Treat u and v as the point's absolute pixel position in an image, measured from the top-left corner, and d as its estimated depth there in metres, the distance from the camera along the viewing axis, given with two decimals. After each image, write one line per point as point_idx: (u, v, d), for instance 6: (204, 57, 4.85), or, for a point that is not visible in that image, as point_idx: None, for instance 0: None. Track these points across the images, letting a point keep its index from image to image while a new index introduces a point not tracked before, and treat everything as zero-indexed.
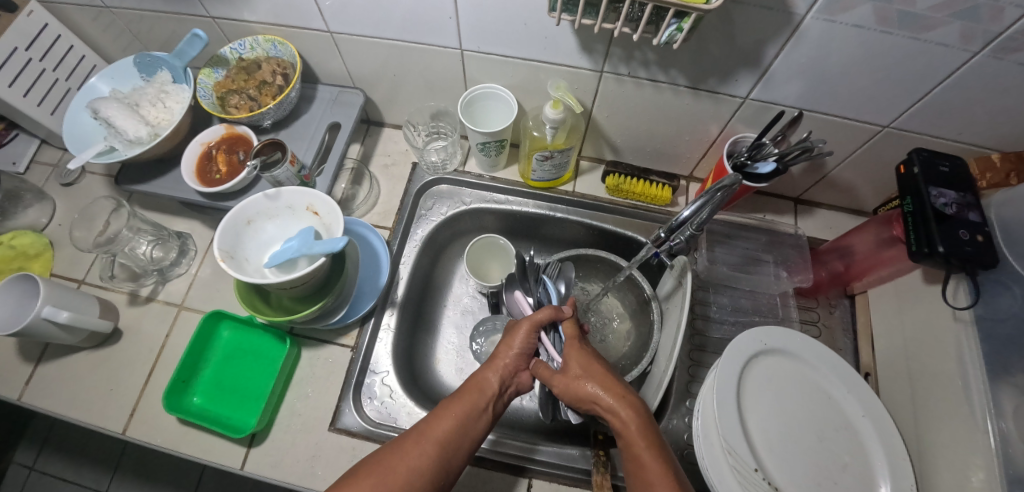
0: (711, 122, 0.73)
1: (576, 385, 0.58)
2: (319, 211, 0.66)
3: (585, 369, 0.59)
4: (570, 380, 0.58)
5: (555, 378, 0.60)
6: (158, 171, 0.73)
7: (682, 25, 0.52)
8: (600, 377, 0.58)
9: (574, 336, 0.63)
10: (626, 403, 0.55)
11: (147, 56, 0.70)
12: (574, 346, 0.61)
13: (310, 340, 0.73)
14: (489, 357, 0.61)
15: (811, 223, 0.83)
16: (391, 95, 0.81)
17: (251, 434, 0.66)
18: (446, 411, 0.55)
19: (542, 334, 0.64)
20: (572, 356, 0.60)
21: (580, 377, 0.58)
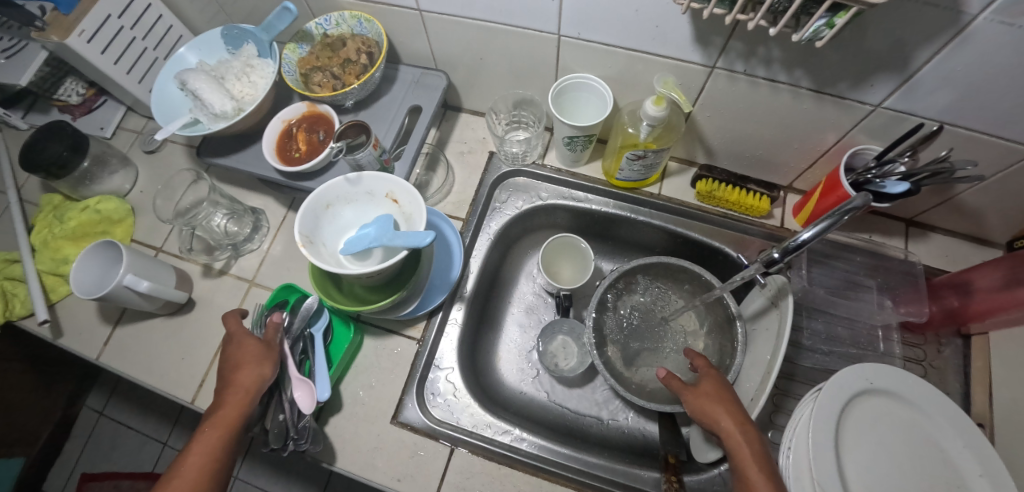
0: (828, 131, 0.65)
1: (709, 404, 0.56)
2: (400, 199, 0.62)
3: (720, 396, 0.57)
4: (701, 398, 0.57)
5: (687, 393, 0.59)
6: (239, 146, 0.73)
7: (834, 21, 0.45)
8: (733, 409, 0.55)
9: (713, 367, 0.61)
10: (750, 444, 0.51)
11: (237, 29, 0.69)
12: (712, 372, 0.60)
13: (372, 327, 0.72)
14: (240, 367, 0.58)
15: (924, 249, 0.74)
16: (474, 80, 0.77)
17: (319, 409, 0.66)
18: (237, 387, 0.56)
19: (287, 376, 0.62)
20: (710, 381, 0.59)
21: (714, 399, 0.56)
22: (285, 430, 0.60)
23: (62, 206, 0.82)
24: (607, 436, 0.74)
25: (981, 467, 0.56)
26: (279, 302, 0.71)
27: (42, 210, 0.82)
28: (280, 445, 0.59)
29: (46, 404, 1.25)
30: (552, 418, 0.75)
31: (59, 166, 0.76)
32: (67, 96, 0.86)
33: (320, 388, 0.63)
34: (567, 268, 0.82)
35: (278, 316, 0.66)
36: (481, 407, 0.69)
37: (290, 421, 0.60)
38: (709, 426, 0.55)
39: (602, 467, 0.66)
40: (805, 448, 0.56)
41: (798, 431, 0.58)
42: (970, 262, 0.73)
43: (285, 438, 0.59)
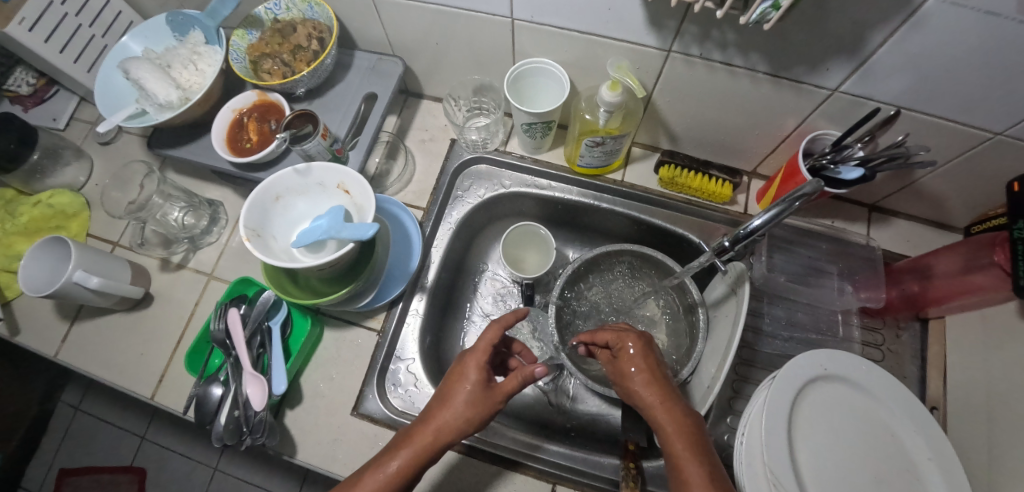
0: (788, 116, 0.65)
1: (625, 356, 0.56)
2: (351, 190, 0.60)
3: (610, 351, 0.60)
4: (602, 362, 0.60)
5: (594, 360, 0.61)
6: (191, 137, 0.71)
7: (779, 2, 0.44)
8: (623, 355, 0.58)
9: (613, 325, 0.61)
10: (671, 410, 0.49)
11: (181, 14, 0.66)
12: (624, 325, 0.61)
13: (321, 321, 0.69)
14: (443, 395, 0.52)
15: (886, 234, 0.74)
16: (433, 66, 0.75)
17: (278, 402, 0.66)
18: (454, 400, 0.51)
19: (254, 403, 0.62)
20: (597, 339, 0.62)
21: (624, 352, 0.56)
22: (237, 426, 0.61)
23: (14, 200, 0.80)
24: (570, 423, 0.74)
25: (929, 449, 0.57)
26: (236, 295, 0.70)
27: None
28: (235, 442, 0.60)
29: (20, 399, 1.24)
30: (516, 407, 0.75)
31: (6, 159, 0.74)
32: (16, 87, 0.83)
33: (275, 384, 0.63)
34: (533, 255, 0.81)
35: (235, 309, 0.67)
36: None
37: (244, 418, 0.61)
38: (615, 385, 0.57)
39: (562, 456, 0.66)
40: (758, 434, 0.57)
41: (752, 417, 0.58)
42: (930, 247, 0.73)
43: (240, 435, 0.60)
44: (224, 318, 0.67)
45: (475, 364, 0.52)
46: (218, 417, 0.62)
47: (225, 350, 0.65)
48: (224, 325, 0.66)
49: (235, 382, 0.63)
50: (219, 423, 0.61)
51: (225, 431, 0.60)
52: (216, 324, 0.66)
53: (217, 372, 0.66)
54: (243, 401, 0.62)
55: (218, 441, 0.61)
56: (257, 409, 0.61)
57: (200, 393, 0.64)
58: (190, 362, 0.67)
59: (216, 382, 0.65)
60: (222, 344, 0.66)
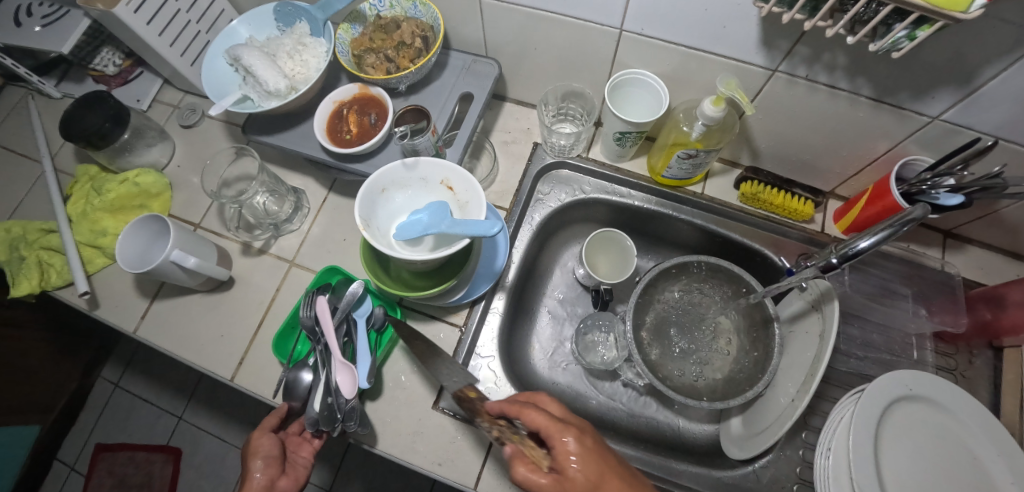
0: (879, 140, 0.66)
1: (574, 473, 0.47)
2: (455, 186, 0.62)
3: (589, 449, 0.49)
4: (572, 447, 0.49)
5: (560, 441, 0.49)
6: (286, 125, 0.72)
7: (915, 34, 0.46)
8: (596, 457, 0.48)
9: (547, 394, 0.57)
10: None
11: (291, 5, 0.68)
12: (533, 408, 0.52)
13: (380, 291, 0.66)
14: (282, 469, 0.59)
15: (960, 261, 0.75)
16: (524, 70, 0.76)
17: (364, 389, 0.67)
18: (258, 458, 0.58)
19: (341, 390, 0.62)
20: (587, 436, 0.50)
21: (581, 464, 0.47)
22: (331, 413, 0.61)
23: (99, 177, 0.82)
24: (638, 429, 0.75)
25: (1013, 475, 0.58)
26: (322, 283, 0.70)
27: (79, 180, 0.82)
28: (329, 428, 0.60)
29: (63, 373, 1.25)
30: (584, 411, 0.76)
31: (100, 136, 0.75)
32: (103, 66, 0.86)
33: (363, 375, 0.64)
34: (603, 260, 0.81)
35: (324, 297, 0.66)
36: (521, 396, 0.70)
37: (336, 404, 0.61)
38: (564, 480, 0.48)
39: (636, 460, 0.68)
40: (844, 449, 0.59)
41: (838, 432, 0.60)
42: (1005, 276, 0.74)
43: (333, 421, 0.60)
44: (313, 304, 0.66)
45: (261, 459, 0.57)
46: (312, 403, 0.63)
47: (314, 339, 0.66)
48: (312, 312, 0.66)
49: (325, 369, 0.64)
50: (314, 408, 0.62)
51: (319, 418, 0.60)
52: (304, 310, 0.66)
53: (305, 358, 0.68)
54: (333, 390, 0.62)
55: (311, 425, 0.61)
56: (346, 397, 0.62)
57: (290, 378, 0.66)
58: (278, 346, 0.69)
59: (306, 367, 0.67)
60: (311, 331, 0.66)
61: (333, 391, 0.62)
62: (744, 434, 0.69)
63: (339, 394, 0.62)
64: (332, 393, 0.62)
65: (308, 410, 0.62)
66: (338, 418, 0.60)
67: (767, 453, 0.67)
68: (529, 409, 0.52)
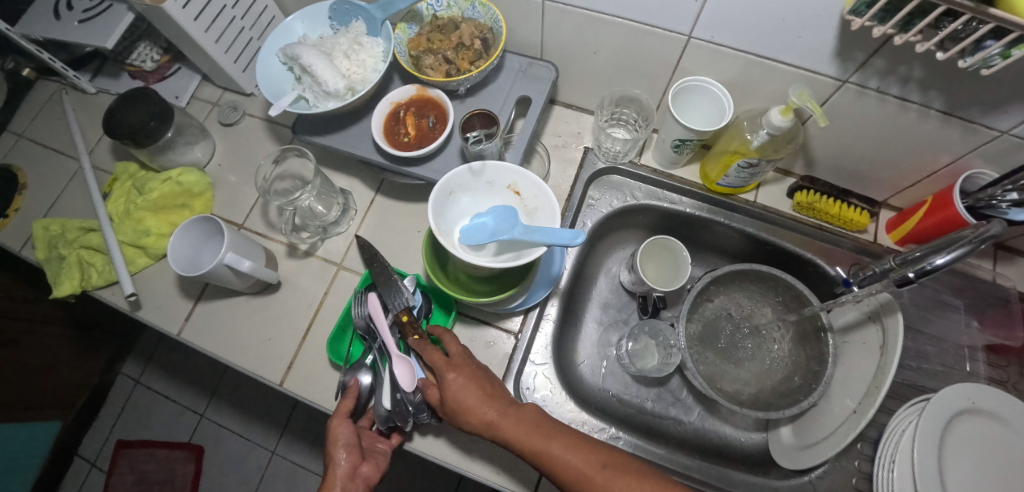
0: (942, 152, 0.65)
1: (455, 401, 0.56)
2: (523, 191, 0.60)
3: (464, 371, 0.57)
4: (453, 367, 0.57)
5: (441, 364, 0.57)
6: (338, 126, 0.71)
7: (1011, 52, 0.46)
8: (476, 382, 0.56)
9: (459, 339, 0.60)
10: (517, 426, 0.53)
11: (348, 3, 0.67)
12: (451, 367, 0.57)
13: (383, 279, 0.66)
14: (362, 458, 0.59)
15: (1012, 273, 0.75)
16: (578, 74, 0.75)
17: None
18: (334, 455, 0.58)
19: (405, 384, 0.61)
20: (463, 360, 0.58)
21: (512, 426, 0.53)
22: (402, 408, 0.60)
23: (140, 176, 0.80)
24: (686, 437, 0.75)
25: None
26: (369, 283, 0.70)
27: (119, 178, 0.81)
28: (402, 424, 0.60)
29: (83, 370, 1.23)
30: (633, 418, 0.76)
31: (144, 134, 0.73)
32: (139, 61, 0.84)
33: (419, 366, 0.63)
34: (651, 267, 0.80)
35: (374, 295, 0.66)
36: (575, 404, 0.70)
37: (405, 400, 0.60)
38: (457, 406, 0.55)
39: (694, 469, 0.68)
40: (908, 460, 0.59)
41: (901, 443, 0.61)
42: None
43: (406, 416, 0.60)
44: (363, 302, 0.66)
45: (343, 452, 0.57)
46: (381, 400, 0.62)
47: (370, 337, 0.66)
48: (364, 310, 0.66)
49: (386, 365, 0.64)
50: (384, 406, 0.61)
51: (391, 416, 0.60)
52: (357, 308, 0.67)
53: (361, 358, 0.67)
54: (398, 387, 0.61)
55: (385, 422, 0.61)
56: (409, 390, 0.61)
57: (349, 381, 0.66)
58: (333, 349, 0.68)
59: (364, 368, 0.66)
60: (365, 329, 0.67)
61: (397, 389, 0.61)
62: (798, 444, 0.69)
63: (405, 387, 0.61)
64: (398, 389, 0.61)
65: (379, 408, 0.62)
66: (412, 410, 0.60)
67: (823, 464, 0.67)
68: (458, 375, 0.56)
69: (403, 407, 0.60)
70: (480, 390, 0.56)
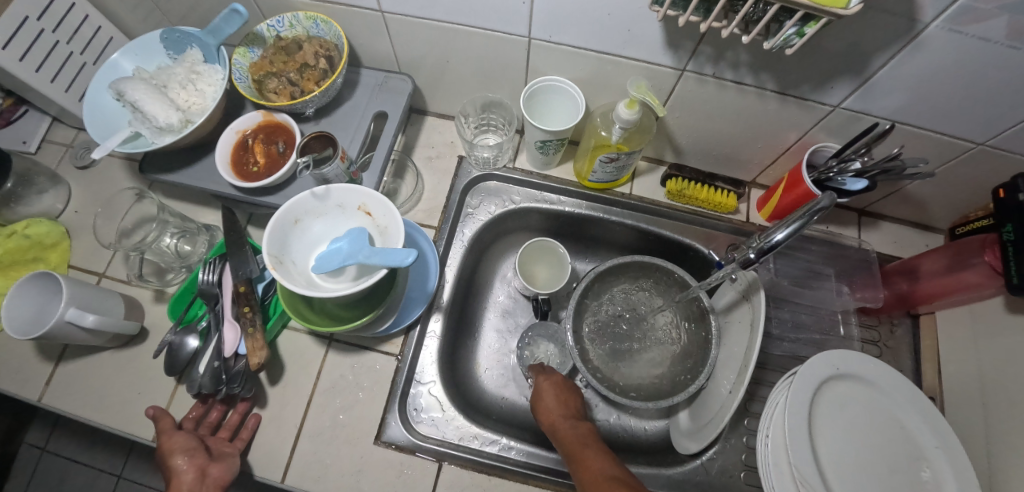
0: (790, 130, 0.68)
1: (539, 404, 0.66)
2: (374, 212, 0.59)
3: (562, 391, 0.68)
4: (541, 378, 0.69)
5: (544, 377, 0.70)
6: (187, 159, 0.67)
7: (804, 30, 0.47)
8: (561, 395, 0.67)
9: (556, 369, 0.71)
10: (573, 429, 0.61)
11: (177, 31, 0.63)
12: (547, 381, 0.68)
13: (236, 250, 0.67)
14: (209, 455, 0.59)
15: (876, 237, 0.79)
16: (441, 83, 0.74)
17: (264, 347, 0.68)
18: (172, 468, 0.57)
19: (227, 350, 0.63)
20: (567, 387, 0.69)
21: (570, 433, 0.60)
22: (217, 375, 0.61)
23: None
24: None
25: (936, 438, 0.61)
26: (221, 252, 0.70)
27: None
28: (213, 390, 0.61)
29: None
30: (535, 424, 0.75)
31: None
32: None
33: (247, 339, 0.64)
34: (542, 269, 0.80)
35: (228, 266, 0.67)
36: (466, 419, 0.68)
37: (223, 367, 0.62)
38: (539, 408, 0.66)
39: None
40: (781, 435, 0.60)
41: (775, 419, 0.61)
42: (915, 247, 0.79)
43: (219, 383, 0.61)
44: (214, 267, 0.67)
45: (182, 460, 0.57)
46: (198, 366, 0.63)
47: (209, 302, 0.66)
48: (212, 274, 0.67)
49: (217, 330, 0.64)
50: (199, 373, 0.63)
51: (204, 379, 0.61)
52: (205, 275, 0.66)
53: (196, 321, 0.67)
54: (221, 352, 0.63)
55: (194, 388, 0.62)
56: (230, 357, 0.63)
57: (175, 341, 0.65)
58: (173, 304, 0.67)
59: (193, 333, 0.66)
60: (206, 294, 0.67)
61: (216, 357, 0.62)
62: (691, 428, 0.70)
63: (227, 352, 0.63)
64: (221, 355, 0.62)
65: (194, 373, 0.63)
66: (227, 372, 0.62)
67: (713, 445, 0.68)
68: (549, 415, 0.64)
69: (222, 369, 0.62)
70: (562, 399, 0.66)
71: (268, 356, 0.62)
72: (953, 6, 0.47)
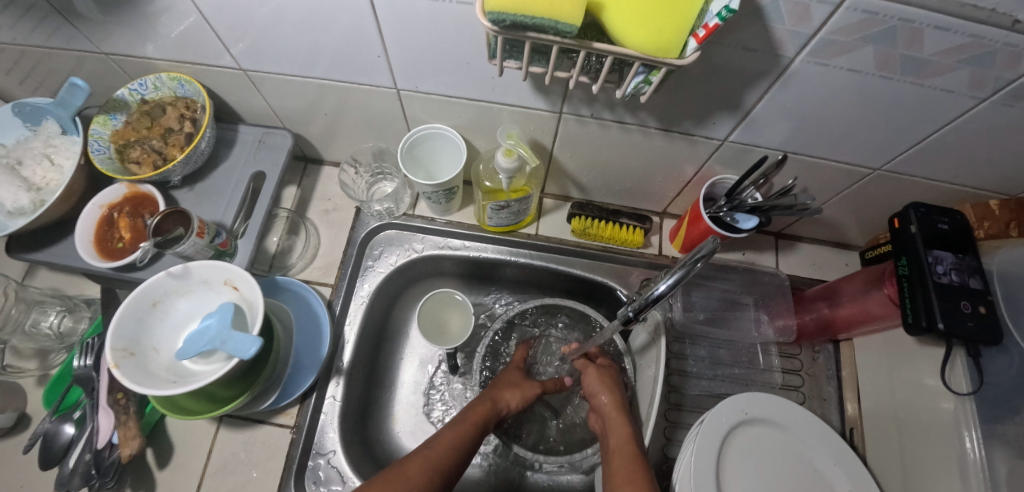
0: (686, 163, 0.65)
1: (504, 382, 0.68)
2: (239, 287, 0.56)
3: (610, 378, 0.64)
4: (600, 371, 0.65)
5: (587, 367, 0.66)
6: (51, 237, 0.63)
7: (651, 78, 0.43)
8: (614, 385, 0.63)
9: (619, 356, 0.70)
10: (620, 416, 0.59)
11: (28, 105, 0.59)
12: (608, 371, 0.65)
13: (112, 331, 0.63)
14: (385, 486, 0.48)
15: (793, 260, 0.77)
16: (327, 134, 0.71)
17: (149, 429, 0.64)
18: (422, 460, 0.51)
19: (100, 442, 0.58)
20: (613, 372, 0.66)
21: (617, 425, 0.58)
22: (87, 470, 0.58)
23: None
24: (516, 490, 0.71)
25: (851, 480, 0.59)
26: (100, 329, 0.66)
27: None
28: (83, 486, 0.58)
29: None
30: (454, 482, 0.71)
31: None
32: None
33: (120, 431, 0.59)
34: (456, 317, 0.76)
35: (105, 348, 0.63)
36: None
37: (95, 460, 0.58)
38: (593, 393, 0.63)
39: None
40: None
41: (682, 474, 0.58)
42: (835, 267, 0.77)
43: (89, 478, 0.58)
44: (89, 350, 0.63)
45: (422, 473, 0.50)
46: (68, 458, 0.59)
47: (85, 387, 0.62)
48: (85, 358, 0.62)
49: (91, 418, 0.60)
50: (69, 465, 0.59)
51: (73, 474, 0.58)
52: (79, 359, 0.62)
53: (73, 407, 0.63)
54: (92, 443, 0.59)
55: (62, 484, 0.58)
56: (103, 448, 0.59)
57: (48, 430, 0.61)
58: (49, 392, 0.64)
59: (69, 420, 0.62)
60: (82, 378, 0.62)
61: (85, 451, 0.58)
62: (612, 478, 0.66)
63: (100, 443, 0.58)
64: (93, 448, 0.58)
65: (63, 466, 0.59)
66: (97, 465, 0.58)
67: None
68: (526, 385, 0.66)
69: (91, 463, 0.58)
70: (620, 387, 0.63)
71: (143, 444, 0.59)
72: (811, 40, 0.45)
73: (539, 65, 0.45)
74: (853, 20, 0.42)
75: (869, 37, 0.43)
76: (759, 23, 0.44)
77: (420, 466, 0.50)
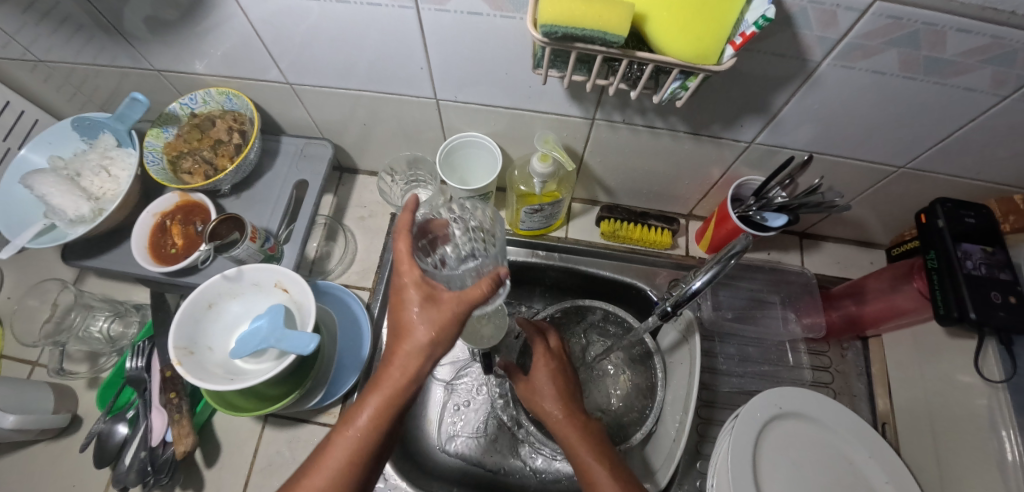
0: (713, 166, 0.68)
1: (396, 244, 0.46)
2: (290, 288, 0.58)
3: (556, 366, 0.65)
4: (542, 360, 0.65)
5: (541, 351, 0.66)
6: (106, 245, 0.66)
7: (687, 84, 0.46)
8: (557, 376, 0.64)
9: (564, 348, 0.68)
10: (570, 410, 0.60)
11: (87, 119, 0.63)
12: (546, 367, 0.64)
13: (163, 333, 0.66)
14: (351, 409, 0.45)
15: (818, 259, 0.79)
16: (363, 143, 0.74)
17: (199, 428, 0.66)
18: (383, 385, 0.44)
19: (156, 439, 0.61)
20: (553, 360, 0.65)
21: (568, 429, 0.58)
22: (143, 466, 0.60)
23: None
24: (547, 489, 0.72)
25: (885, 473, 0.60)
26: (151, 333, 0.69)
27: None
28: (139, 483, 0.60)
29: None
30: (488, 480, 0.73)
31: None
32: None
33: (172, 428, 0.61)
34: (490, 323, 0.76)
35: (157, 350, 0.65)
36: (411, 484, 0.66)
37: (150, 457, 0.61)
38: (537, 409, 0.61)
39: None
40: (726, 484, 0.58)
41: (718, 466, 0.59)
42: (859, 265, 0.79)
43: (145, 474, 0.60)
44: (143, 353, 0.65)
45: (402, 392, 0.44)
46: (124, 456, 0.62)
47: (137, 387, 0.65)
48: (139, 360, 0.65)
49: (144, 417, 0.63)
50: (125, 463, 0.61)
51: (130, 471, 0.60)
52: (132, 361, 0.65)
53: (126, 408, 0.65)
54: (147, 441, 0.61)
55: (120, 481, 0.61)
56: (158, 445, 0.61)
57: (104, 430, 0.64)
58: (102, 394, 0.66)
59: (123, 419, 0.64)
60: (134, 379, 0.65)
61: (140, 450, 0.60)
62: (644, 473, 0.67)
63: (155, 440, 0.61)
64: (149, 446, 0.61)
65: (119, 464, 0.61)
66: (153, 462, 0.60)
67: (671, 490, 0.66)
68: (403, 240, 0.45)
69: (146, 460, 0.60)
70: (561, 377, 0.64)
71: (196, 442, 0.61)
72: (837, 45, 0.47)
73: (580, 73, 0.47)
74: (879, 25, 0.44)
75: (894, 40, 0.46)
76: (788, 30, 0.46)
77: (334, 462, 0.43)
